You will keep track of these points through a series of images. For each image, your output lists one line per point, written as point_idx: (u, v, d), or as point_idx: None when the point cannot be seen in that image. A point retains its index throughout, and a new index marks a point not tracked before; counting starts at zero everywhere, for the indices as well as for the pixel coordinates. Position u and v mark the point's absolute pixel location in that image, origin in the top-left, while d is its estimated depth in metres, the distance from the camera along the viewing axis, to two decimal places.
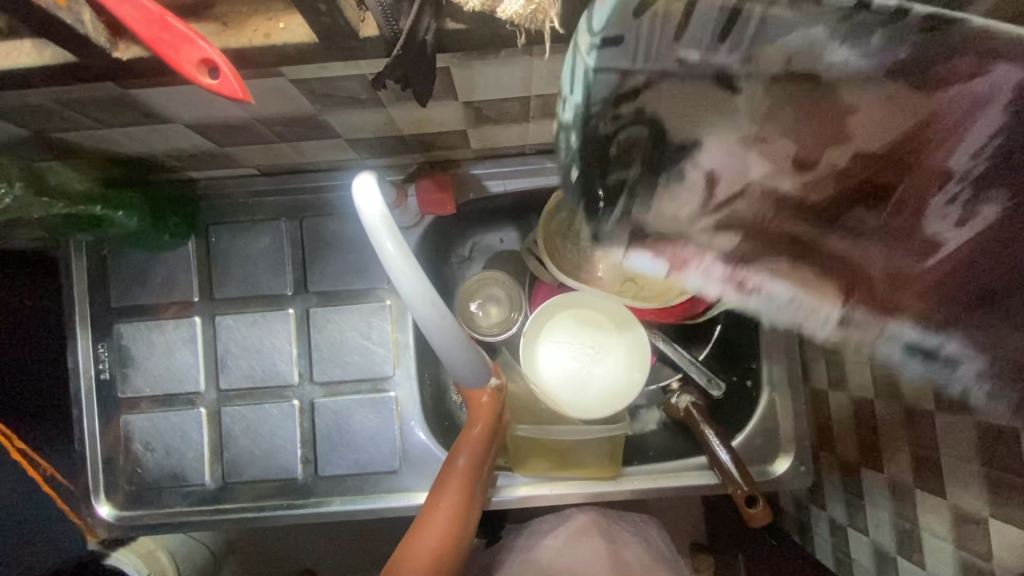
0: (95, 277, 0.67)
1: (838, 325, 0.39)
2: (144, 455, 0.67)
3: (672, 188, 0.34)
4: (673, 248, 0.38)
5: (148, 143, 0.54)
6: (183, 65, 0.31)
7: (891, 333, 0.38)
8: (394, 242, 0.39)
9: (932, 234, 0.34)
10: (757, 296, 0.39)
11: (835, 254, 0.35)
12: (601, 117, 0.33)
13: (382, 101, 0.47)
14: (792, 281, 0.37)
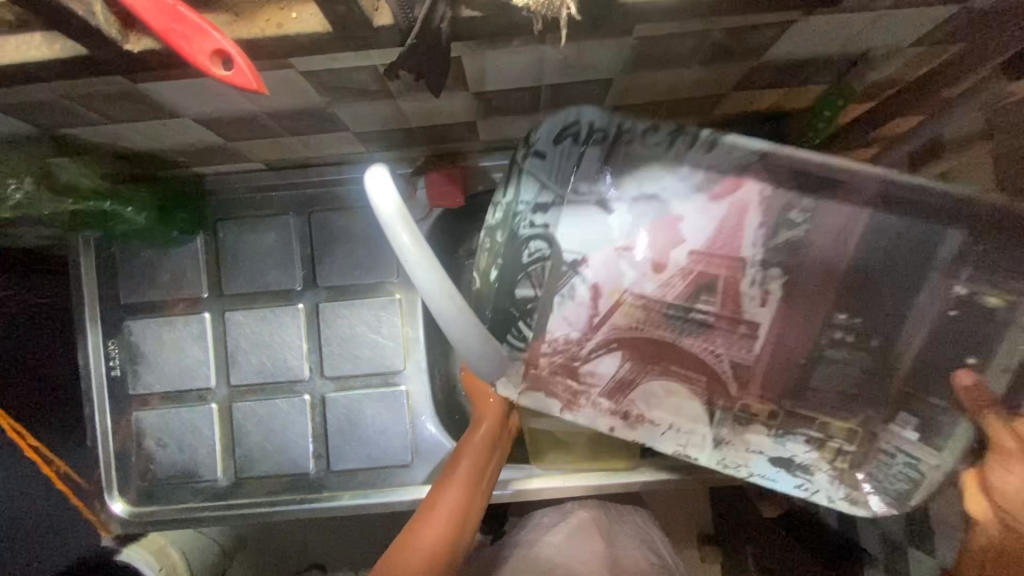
0: (105, 275, 0.66)
1: (715, 452, 0.51)
2: (156, 451, 0.67)
3: (568, 297, 0.50)
4: (571, 378, 0.50)
5: (156, 138, 0.54)
6: (196, 57, 0.31)
7: (746, 462, 0.51)
8: (410, 235, 0.40)
9: (753, 323, 0.49)
10: (643, 429, 0.51)
11: (665, 345, 0.50)
12: (521, 225, 0.54)
13: (392, 93, 0.47)
14: (655, 402, 0.50)
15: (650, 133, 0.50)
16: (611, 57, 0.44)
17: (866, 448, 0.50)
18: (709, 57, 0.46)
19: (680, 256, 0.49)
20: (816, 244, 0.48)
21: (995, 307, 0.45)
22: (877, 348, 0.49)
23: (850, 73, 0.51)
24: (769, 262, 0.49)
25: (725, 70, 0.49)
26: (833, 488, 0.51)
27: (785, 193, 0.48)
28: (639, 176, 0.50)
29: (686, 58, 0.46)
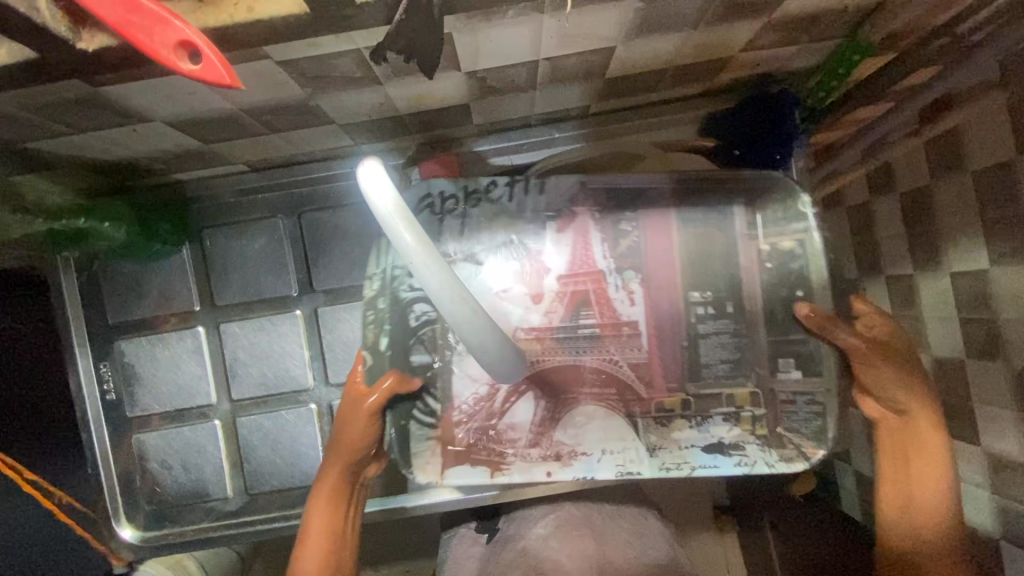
0: (87, 296, 0.63)
1: (653, 458, 0.53)
2: (161, 474, 0.65)
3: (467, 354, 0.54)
4: (494, 441, 0.54)
5: (128, 146, 0.50)
6: (158, 51, 0.27)
7: (685, 458, 0.53)
8: (413, 233, 0.37)
9: (629, 319, 0.54)
10: (579, 461, 0.53)
11: (574, 372, 0.54)
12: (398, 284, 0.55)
13: (378, 78, 0.43)
14: (581, 432, 0.53)
15: (491, 189, 0.55)
16: (613, 22, 0.41)
17: (773, 408, 0.53)
18: (718, 18, 0.43)
19: (554, 283, 0.54)
20: (650, 250, 0.55)
21: (789, 250, 0.54)
22: (733, 314, 0.54)
23: (866, 25, 0.48)
24: (622, 266, 0.54)
25: (735, 31, 0.46)
26: (768, 454, 0.53)
27: (614, 209, 0.55)
28: (498, 228, 0.55)
29: (692, 20, 0.43)
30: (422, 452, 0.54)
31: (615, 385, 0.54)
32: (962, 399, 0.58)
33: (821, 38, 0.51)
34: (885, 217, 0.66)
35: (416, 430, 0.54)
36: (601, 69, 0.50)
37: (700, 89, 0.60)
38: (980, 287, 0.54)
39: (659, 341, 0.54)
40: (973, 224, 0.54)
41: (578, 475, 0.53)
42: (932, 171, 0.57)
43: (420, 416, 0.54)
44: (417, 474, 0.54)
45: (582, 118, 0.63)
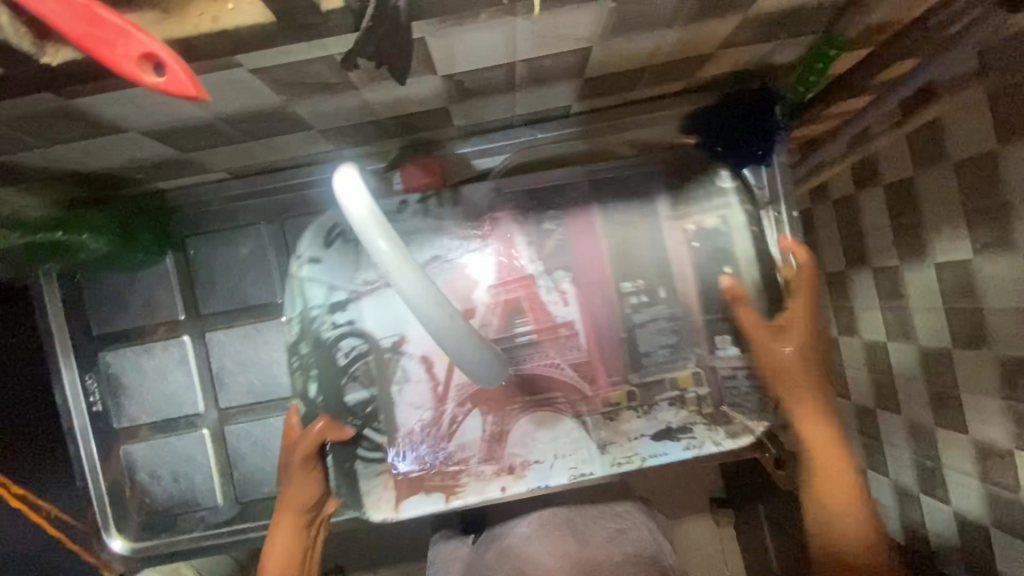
0: (71, 308, 0.62)
1: (603, 456, 0.54)
2: (150, 484, 0.64)
3: (405, 382, 0.55)
4: (448, 465, 0.55)
5: (105, 157, 0.50)
6: (121, 65, 0.27)
7: (635, 451, 0.54)
8: (388, 240, 0.37)
9: (561, 318, 0.56)
10: (532, 471, 0.54)
11: (516, 382, 0.55)
12: (322, 321, 0.55)
13: (354, 84, 0.43)
14: (530, 443, 0.54)
15: (402, 209, 0.57)
16: (587, 22, 0.41)
17: (716, 386, 0.54)
18: (693, 16, 0.43)
19: (483, 296, 0.56)
20: (575, 246, 0.56)
21: (714, 226, 0.56)
22: (666, 299, 0.55)
23: (842, 19, 0.48)
24: (552, 267, 0.56)
25: (708, 30, 0.46)
26: (716, 432, 0.54)
27: (532, 214, 0.57)
28: (417, 246, 0.56)
29: (666, 20, 0.43)
30: (372, 492, 0.54)
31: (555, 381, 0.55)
32: (949, 389, 0.58)
33: (797, 34, 0.51)
34: (871, 209, 0.66)
35: (363, 469, 0.55)
36: (579, 69, 0.50)
37: (682, 86, 0.60)
38: (963, 277, 0.55)
39: (593, 333, 0.55)
40: (956, 214, 0.54)
41: (533, 484, 0.54)
42: (916, 163, 0.58)
43: (365, 454, 0.55)
44: (372, 513, 0.55)
45: (564, 118, 0.63)
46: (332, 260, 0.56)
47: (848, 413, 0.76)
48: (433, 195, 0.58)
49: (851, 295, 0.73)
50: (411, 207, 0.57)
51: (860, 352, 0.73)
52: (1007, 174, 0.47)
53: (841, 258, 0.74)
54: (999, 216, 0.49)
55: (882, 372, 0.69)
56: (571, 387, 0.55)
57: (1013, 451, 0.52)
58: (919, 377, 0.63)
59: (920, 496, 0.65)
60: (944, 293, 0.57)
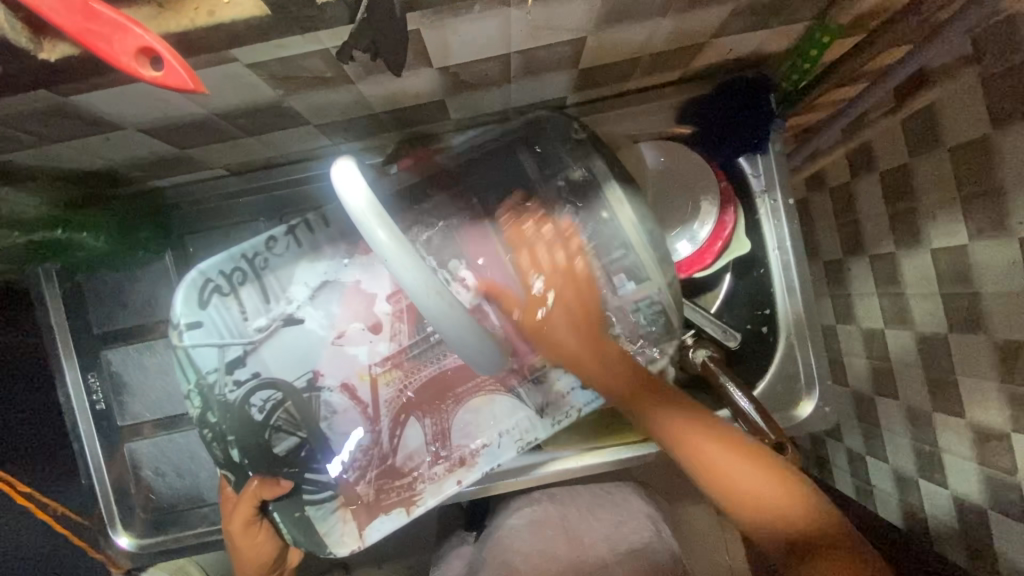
0: (71, 307, 0.63)
1: (544, 420, 0.56)
2: (155, 481, 0.65)
3: (332, 414, 0.54)
4: (399, 479, 0.55)
5: (102, 154, 0.50)
6: (119, 58, 0.27)
7: (570, 404, 0.56)
8: (387, 230, 0.37)
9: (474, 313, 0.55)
10: (483, 456, 0.55)
11: (438, 380, 0.55)
12: (223, 386, 0.53)
13: (350, 77, 0.43)
14: (472, 430, 0.55)
15: (272, 246, 0.54)
16: (580, 12, 0.41)
17: (625, 324, 0.57)
18: (685, 6, 0.43)
19: (384, 308, 0.55)
20: (468, 236, 0.57)
21: (582, 178, 0.58)
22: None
23: (833, 8, 0.48)
24: (445, 259, 0.57)
25: (701, 19, 0.46)
26: (636, 362, 0.58)
27: (411, 217, 0.57)
28: (304, 278, 0.54)
29: (658, 10, 0.43)
30: (332, 530, 0.55)
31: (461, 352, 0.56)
32: (947, 373, 0.59)
33: (789, 23, 0.51)
34: (867, 196, 0.67)
35: (316, 512, 0.55)
36: (572, 60, 0.50)
37: (676, 76, 0.60)
38: (958, 261, 0.55)
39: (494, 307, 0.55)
40: (951, 199, 0.54)
41: (484, 469, 0.55)
42: (911, 150, 0.58)
43: (312, 498, 0.55)
44: (338, 550, 0.55)
45: (558, 109, 0.63)
46: (212, 317, 0.53)
47: (846, 399, 0.77)
48: (301, 221, 0.54)
49: (848, 282, 0.74)
50: (282, 239, 0.54)
51: (857, 339, 0.74)
52: (1002, 157, 0.48)
53: (838, 246, 0.74)
54: (994, 200, 0.49)
55: (880, 359, 0.69)
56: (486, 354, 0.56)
57: (1011, 434, 0.53)
58: (917, 362, 0.63)
59: (919, 481, 0.65)
60: (939, 278, 0.58)
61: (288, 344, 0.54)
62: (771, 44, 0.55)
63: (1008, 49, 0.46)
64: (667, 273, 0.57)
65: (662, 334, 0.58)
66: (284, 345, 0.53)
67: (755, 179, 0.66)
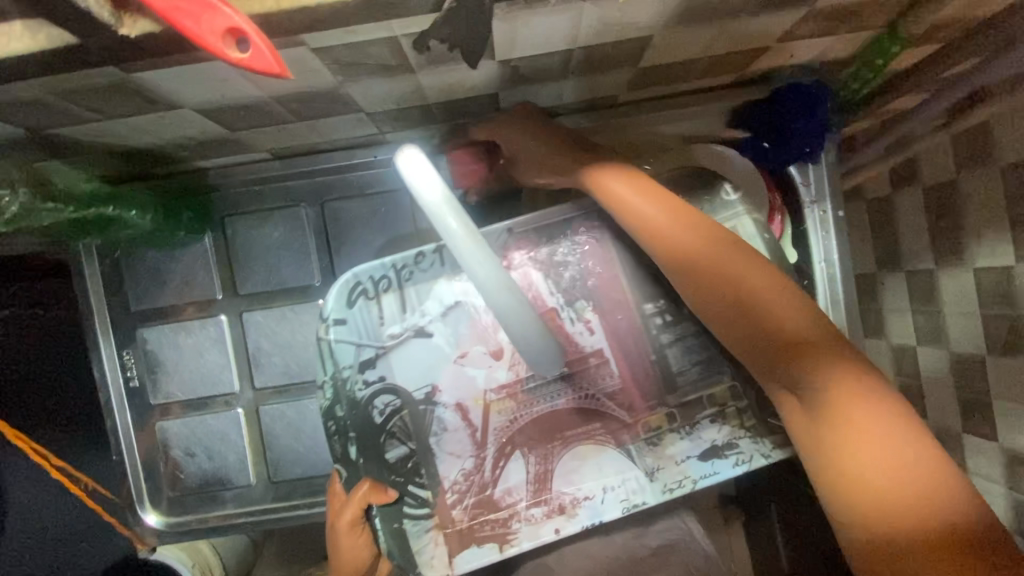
0: (111, 283, 0.63)
1: (653, 484, 0.54)
2: (185, 461, 0.65)
3: (442, 432, 0.54)
4: (495, 512, 0.54)
5: (154, 132, 0.49)
6: (205, 39, 0.26)
7: (685, 474, 0.54)
8: (456, 220, 0.41)
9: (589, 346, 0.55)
10: (584, 507, 0.54)
11: (551, 419, 0.55)
12: (355, 383, 0.54)
13: (411, 66, 0.43)
14: (577, 478, 0.54)
15: (419, 260, 0.55)
16: (652, 11, 0.40)
17: (753, 396, 0.54)
18: (759, 8, 0.42)
19: (507, 337, 0.55)
20: (598, 273, 0.56)
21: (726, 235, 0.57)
22: (690, 315, 0.56)
23: (909, 16, 0.47)
24: (573, 298, 0.55)
25: (771, 22, 0.45)
26: (761, 443, 0.54)
27: (546, 247, 0.56)
28: (439, 296, 0.55)
29: (731, 10, 0.42)
30: (423, 549, 0.53)
31: (587, 377, 0.55)
32: (982, 396, 0.58)
33: (858, 30, 0.49)
34: (907, 211, 0.65)
35: (412, 528, 0.54)
36: (633, 58, 0.49)
37: (730, 80, 0.59)
38: (1005, 282, 0.53)
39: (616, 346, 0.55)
40: (1001, 220, 0.53)
41: (586, 522, 0.53)
42: (958, 165, 0.57)
43: (410, 512, 0.54)
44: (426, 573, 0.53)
45: (607, 108, 0.62)
46: (351, 315, 0.55)
47: None
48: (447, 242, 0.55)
49: (881, 298, 0.72)
50: (429, 255, 0.55)
51: (885, 355, 0.72)
52: None
53: (872, 260, 0.73)
54: None
55: (910, 377, 0.68)
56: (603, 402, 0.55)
57: None
58: (949, 382, 0.62)
59: None
60: (981, 298, 0.56)
61: (417, 359, 0.55)
62: (835, 50, 0.54)
63: None
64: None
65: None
66: (409, 358, 0.54)
67: (804, 187, 0.65)
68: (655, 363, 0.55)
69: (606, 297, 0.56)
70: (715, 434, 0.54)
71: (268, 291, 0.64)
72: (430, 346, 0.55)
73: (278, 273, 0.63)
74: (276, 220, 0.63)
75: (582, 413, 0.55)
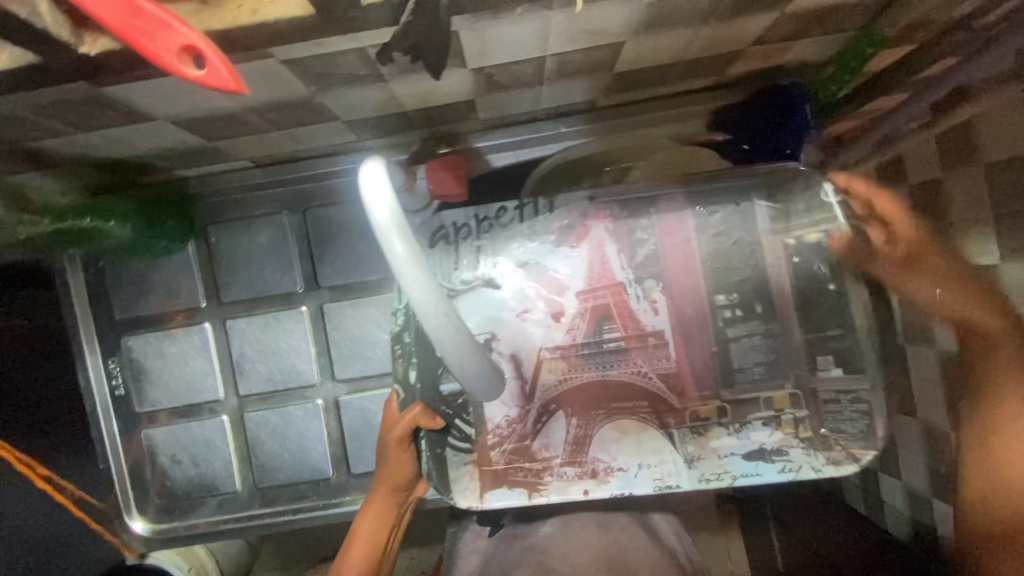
0: (95, 293, 0.63)
1: (692, 470, 0.58)
2: (171, 468, 0.65)
3: None
4: (531, 461, 0.59)
5: (131, 143, 0.49)
6: (161, 56, 0.27)
7: (725, 468, 0.58)
8: (406, 243, 0.33)
9: (650, 324, 0.59)
10: (616, 476, 0.59)
11: (598, 387, 0.60)
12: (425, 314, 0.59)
13: (383, 76, 0.43)
14: (613, 449, 0.59)
15: (500, 214, 0.61)
16: (621, 19, 0.40)
17: (814, 408, 0.58)
18: (729, 13, 0.42)
19: (572, 302, 0.60)
20: (672, 259, 0.60)
21: (818, 241, 0.59)
22: (761, 314, 0.59)
23: (882, 18, 0.46)
24: (642, 277, 0.60)
25: (743, 27, 0.45)
26: (813, 458, 0.57)
27: (624, 223, 0.61)
28: (511, 248, 0.60)
29: (701, 16, 0.42)
30: (460, 478, 0.60)
31: (647, 351, 0.60)
32: None
33: (834, 32, 0.49)
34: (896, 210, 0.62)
35: (453, 456, 0.60)
36: (609, 64, 0.49)
37: (709, 83, 0.59)
38: (988, 280, 0.50)
39: (679, 321, 0.59)
40: (984, 217, 0.49)
41: (615, 491, 0.58)
42: (943, 164, 0.53)
43: (455, 442, 0.60)
44: (457, 499, 0.60)
45: (587, 113, 0.62)
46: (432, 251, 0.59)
47: None
48: (530, 202, 0.61)
49: None
50: (509, 212, 0.61)
51: None
52: None
53: None
54: None
55: None
56: (658, 371, 0.59)
57: None
58: None
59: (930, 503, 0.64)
60: None
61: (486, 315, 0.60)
62: (812, 52, 0.54)
63: None
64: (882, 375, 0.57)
65: (861, 443, 0.57)
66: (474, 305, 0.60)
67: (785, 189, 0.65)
68: (728, 343, 0.59)
69: (671, 286, 0.60)
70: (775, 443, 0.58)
71: (253, 298, 0.64)
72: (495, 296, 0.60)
73: (264, 280, 0.64)
74: (260, 228, 0.63)
75: (620, 385, 0.60)
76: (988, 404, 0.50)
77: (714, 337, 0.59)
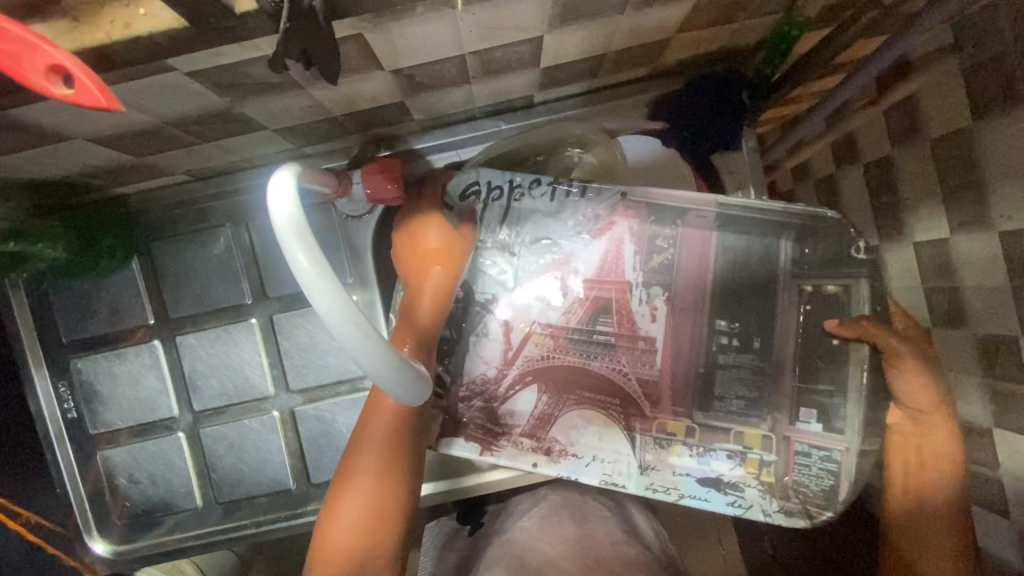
0: (40, 317, 0.62)
1: (642, 477, 0.60)
2: (130, 488, 0.65)
3: (483, 336, 0.62)
4: (496, 424, 0.61)
5: (56, 164, 0.49)
6: (28, 78, 0.26)
7: (676, 484, 0.60)
8: (308, 253, 0.32)
9: (644, 330, 0.61)
10: (567, 459, 0.61)
11: (578, 372, 0.62)
12: None
13: (298, 82, 0.42)
14: (574, 434, 0.61)
15: (534, 186, 0.61)
16: (531, 13, 0.40)
17: (784, 456, 0.59)
18: (642, 3, 0.42)
19: (576, 287, 0.62)
20: (683, 266, 0.61)
21: (833, 295, 0.58)
22: (757, 350, 0.60)
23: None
24: (650, 282, 0.61)
25: (661, 15, 0.45)
26: (766, 501, 0.59)
27: (649, 225, 0.62)
28: (535, 225, 0.62)
29: (613, 7, 0.42)
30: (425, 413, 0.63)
31: (630, 352, 0.62)
32: None
33: (758, 16, 0.49)
34: (851, 189, 0.62)
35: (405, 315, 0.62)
36: (533, 59, 0.49)
37: (645, 71, 0.59)
38: (937, 253, 0.50)
39: (674, 328, 0.61)
40: (935, 192, 0.49)
41: (563, 471, 0.61)
42: (892, 141, 0.53)
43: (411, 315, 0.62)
44: None
45: (525, 108, 0.62)
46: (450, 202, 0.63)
47: None
48: (566, 181, 0.61)
49: None
50: (543, 185, 0.62)
51: None
52: (984, 145, 0.43)
53: None
54: (976, 192, 0.45)
55: None
56: (649, 382, 0.61)
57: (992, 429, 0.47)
58: None
59: None
60: (922, 271, 0.53)
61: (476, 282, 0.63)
62: (742, 36, 0.54)
63: (992, 33, 0.42)
64: (865, 441, 0.57)
65: (820, 500, 0.58)
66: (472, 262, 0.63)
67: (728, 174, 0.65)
68: (724, 358, 0.60)
69: (664, 304, 0.61)
70: (730, 472, 0.59)
71: (200, 313, 0.63)
72: (497, 261, 0.63)
73: (212, 296, 0.63)
74: (204, 241, 0.63)
75: (590, 372, 0.61)
76: (930, 454, 0.53)
77: (703, 361, 0.60)
